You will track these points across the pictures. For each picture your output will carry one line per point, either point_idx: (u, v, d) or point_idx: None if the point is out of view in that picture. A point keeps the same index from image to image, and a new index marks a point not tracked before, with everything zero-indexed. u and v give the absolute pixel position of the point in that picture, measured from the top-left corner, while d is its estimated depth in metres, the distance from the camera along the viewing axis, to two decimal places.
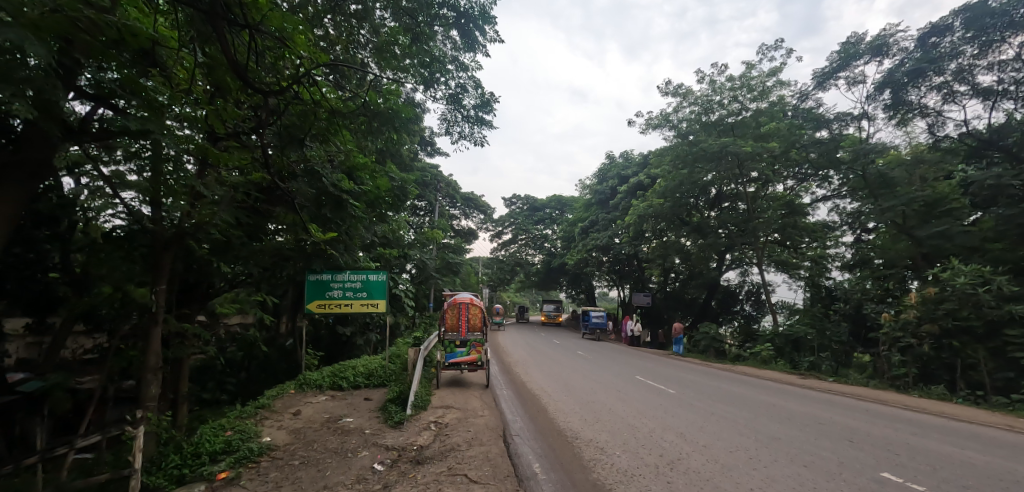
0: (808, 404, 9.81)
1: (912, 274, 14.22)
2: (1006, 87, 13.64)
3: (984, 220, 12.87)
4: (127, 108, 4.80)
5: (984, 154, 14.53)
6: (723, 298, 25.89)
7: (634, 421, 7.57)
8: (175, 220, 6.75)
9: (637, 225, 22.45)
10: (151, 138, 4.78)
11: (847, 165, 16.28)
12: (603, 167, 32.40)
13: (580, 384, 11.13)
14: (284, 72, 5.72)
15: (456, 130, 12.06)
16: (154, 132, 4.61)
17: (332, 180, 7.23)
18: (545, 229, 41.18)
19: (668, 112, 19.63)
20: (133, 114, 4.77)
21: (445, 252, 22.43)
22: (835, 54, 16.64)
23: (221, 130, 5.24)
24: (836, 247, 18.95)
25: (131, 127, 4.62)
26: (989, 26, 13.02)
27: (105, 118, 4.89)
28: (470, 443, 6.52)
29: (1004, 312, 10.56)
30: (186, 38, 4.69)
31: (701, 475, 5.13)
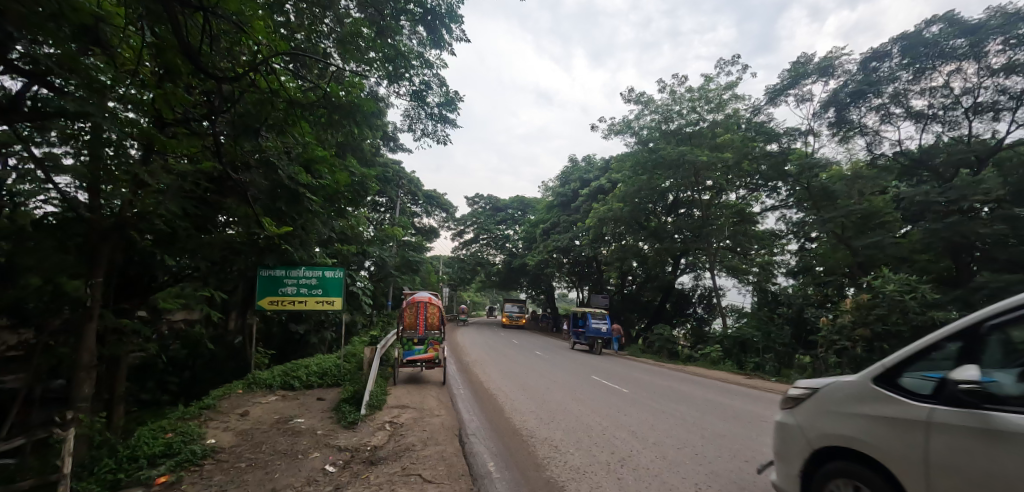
0: (751, 402, 10.34)
1: (849, 281, 15.60)
2: (934, 112, 14.90)
3: (913, 233, 13.95)
4: (64, 87, 4.50)
5: (914, 173, 15.81)
6: (677, 301, 26.71)
7: (588, 421, 7.75)
8: (111, 209, 6.42)
9: (597, 228, 23.23)
10: (92, 121, 4.51)
11: (794, 178, 17.25)
12: (566, 169, 32.87)
13: (538, 384, 11.24)
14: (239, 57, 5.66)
15: (419, 126, 11.92)
16: (94, 115, 4.41)
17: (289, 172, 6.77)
18: (507, 229, 41.26)
19: (630, 119, 20.15)
20: (71, 93, 4.49)
21: (405, 251, 22.10)
22: (786, 73, 17.63)
23: (169, 116, 4.99)
24: (782, 254, 20.03)
25: (67, 108, 4.37)
26: (923, 55, 14.22)
27: (39, 97, 4.57)
28: (425, 443, 6.51)
29: (927, 318, 11.57)
30: (134, 18, 4.46)
31: (650, 471, 5.35)
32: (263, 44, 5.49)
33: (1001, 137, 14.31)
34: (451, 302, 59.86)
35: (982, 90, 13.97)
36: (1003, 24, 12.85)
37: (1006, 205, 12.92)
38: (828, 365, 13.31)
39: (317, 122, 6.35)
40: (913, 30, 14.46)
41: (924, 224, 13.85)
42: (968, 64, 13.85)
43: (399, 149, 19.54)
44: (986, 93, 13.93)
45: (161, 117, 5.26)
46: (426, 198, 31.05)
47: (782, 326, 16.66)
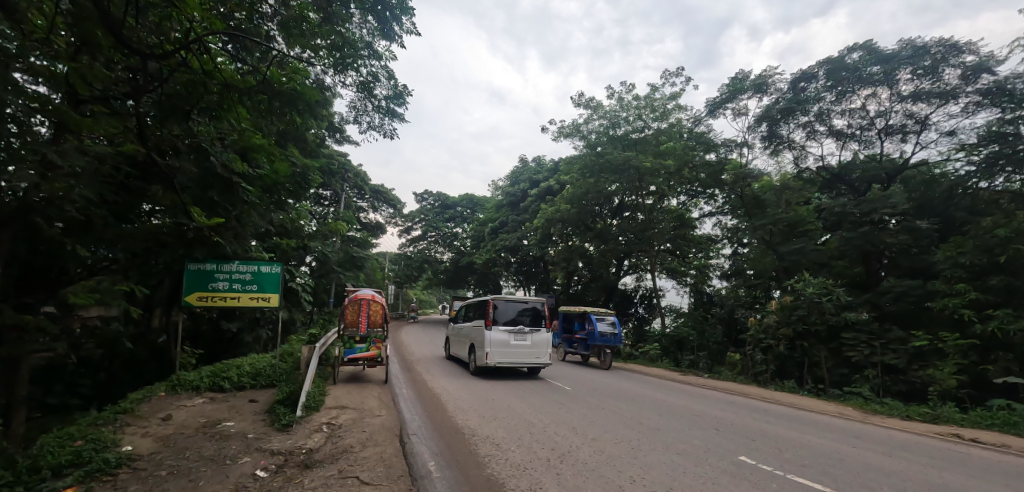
0: (685, 397, 10.85)
1: (775, 284, 16.43)
2: (853, 131, 16.30)
3: (832, 241, 15.19)
4: None
5: (834, 186, 17.24)
6: (621, 300, 27.14)
7: (531, 418, 7.81)
8: None
9: (544, 229, 23.57)
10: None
11: (729, 186, 18.25)
12: (516, 169, 33.05)
13: (484, 384, 11.13)
14: (172, 34, 5.21)
15: (365, 119, 11.51)
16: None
17: (223, 159, 6.15)
18: (456, 227, 40.82)
19: (579, 123, 20.59)
20: None
21: (348, 246, 21.32)
22: (725, 87, 18.69)
23: (84, 92, 4.47)
24: (717, 258, 21.14)
25: None
26: (845, 78, 15.55)
27: None
28: (365, 445, 6.29)
29: (841, 318, 12.66)
30: None
31: (588, 465, 5.46)
32: (199, 22, 5.11)
33: (907, 157, 15.88)
34: (397, 301, 58.39)
35: (893, 114, 15.46)
36: (912, 56, 14.36)
37: (909, 217, 14.39)
38: (756, 362, 14.20)
39: (255, 107, 5.94)
40: (837, 56, 15.79)
41: (840, 233, 15.14)
42: (881, 89, 15.31)
43: (345, 142, 18.83)
44: (896, 116, 15.43)
45: (75, 93, 4.73)
46: (373, 193, 30.12)
47: (715, 325, 17.59)
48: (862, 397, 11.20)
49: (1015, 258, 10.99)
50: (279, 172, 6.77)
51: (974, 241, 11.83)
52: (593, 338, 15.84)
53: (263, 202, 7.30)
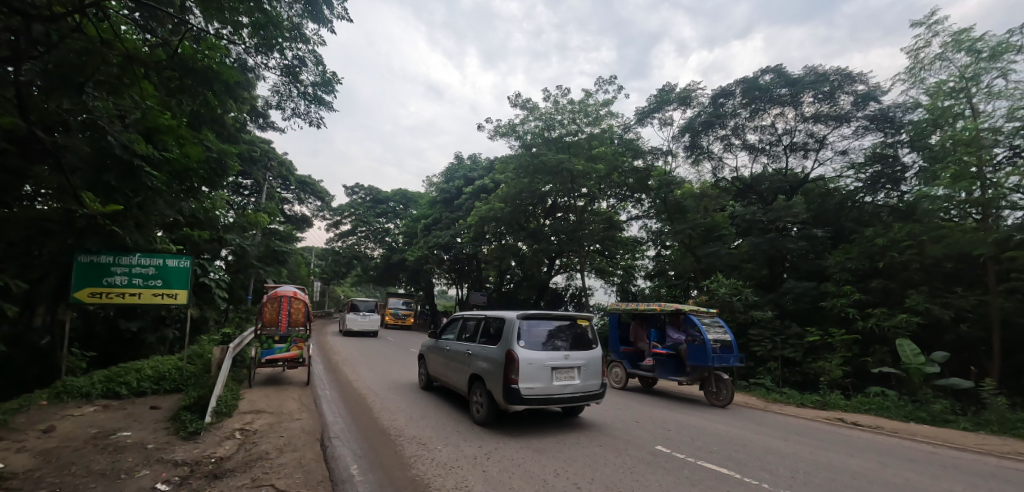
0: (611, 391, 11.10)
1: (693, 284, 17.67)
2: (763, 146, 17.86)
3: (743, 246, 16.50)
4: None
5: (746, 195, 18.75)
6: (552, 299, 27.80)
7: (459, 416, 7.63)
8: None
9: (478, 227, 23.54)
10: None
11: (655, 190, 19.18)
12: (451, 166, 32.66)
13: (412, 383, 10.75)
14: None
15: (289, 105, 10.80)
16: None
17: (121, 138, 5.22)
18: (387, 223, 39.55)
19: (516, 123, 20.79)
20: None
21: (270, 240, 19.94)
22: (653, 97, 19.73)
23: None
24: (642, 259, 22.18)
25: None
26: (757, 97, 17.02)
27: None
28: (282, 450, 5.91)
29: (749, 316, 13.85)
30: None
31: (514, 461, 5.30)
32: None
33: (807, 172, 17.70)
34: (322, 298, 55.43)
35: (797, 132, 17.17)
36: (814, 81, 16.07)
37: (807, 225, 16.05)
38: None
39: (165, 84, 5.47)
40: (751, 76, 17.25)
41: (749, 238, 16.54)
42: (788, 109, 16.92)
43: (268, 129, 17.57)
44: (800, 135, 17.16)
45: None
46: (299, 184, 28.34)
47: None
48: (764, 388, 12.34)
49: (890, 264, 12.65)
50: (190, 156, 5.80)
51: (859, 248, 13.46)
52: (696, 355, 9.93)
53: (171, 188, 6.27)
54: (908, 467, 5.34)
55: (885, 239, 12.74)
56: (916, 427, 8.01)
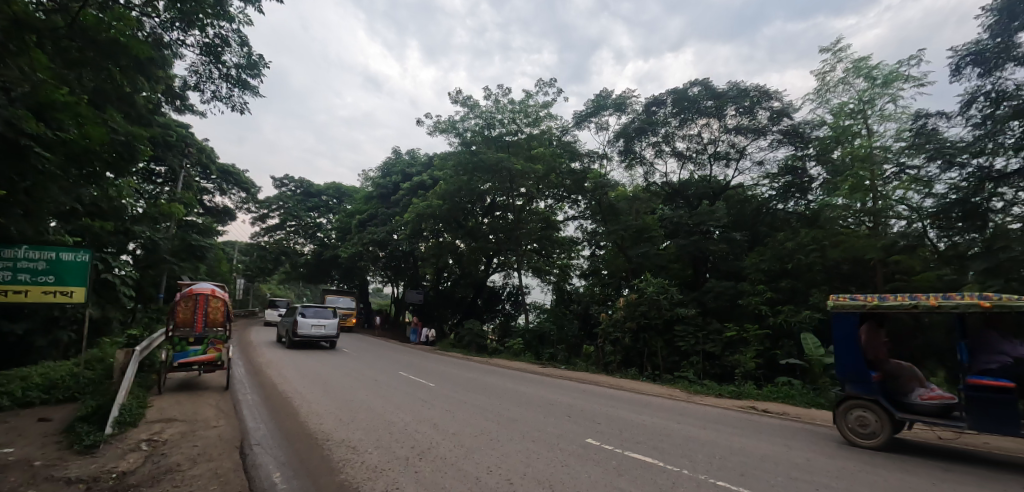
0: (545, 388, 11.21)
1: (624, 283, 18.49)
2: (691, 154, 18.99)
3: (670, 247, 17.51)
4: None
5: (674, 200, 19.86)
6: (489, 297, 27.85)
7: (392, 417, 7.27)
8: None
9: (415, 223, 23.04)
10: None
11: (590, 193, 19.43)
12: (388, 160, 31.73)
13: (341, 385, 10.17)
14: None
15: (208, 87, 9.96)
16: None
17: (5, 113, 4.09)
18: (319, 217, 37.63)
19: (456, 120, 20.62)
20: None
21: (185, 233, 18.32)
22: (590, 102, 20.40)
23: None
24: (577, 259, 22.76)
25: None
26: (686, 108, 18.13)
27: None
28: (196, 461, 5.42)
29: (674, 313, 14.72)
30: None
31: (447, 460, 5.04)
32: None
33: (728, 179, 19.11)
34: (245, 297, 51.73)
35: (720, 142, 18.45)
36: (736, 96, 17.40)
37: (728, 229, 17.29)
38: (606, 353, 15.71)
39: (60, 56, 4.66)
40: (681, 87, 18.34)
41: (677, 240, 17.53)
42: (713, 120, 18.17)
43: (185, 112, 16.12)
44: (722, 145, 18.47)
45: None
46: (220, 173, 26.23)
47: (572, 320, 19.05)
48: (687, 380, 13.16)
49: (796, 266, 13.96)
50: (91, 138, 4.69)
51: (771, 250, 14.74)
52: None
53: (68, 174, 5.21)
54: (810, 448, 5.95)
55: (794, 242, 14.04)
56: (817, 412, 8.91)
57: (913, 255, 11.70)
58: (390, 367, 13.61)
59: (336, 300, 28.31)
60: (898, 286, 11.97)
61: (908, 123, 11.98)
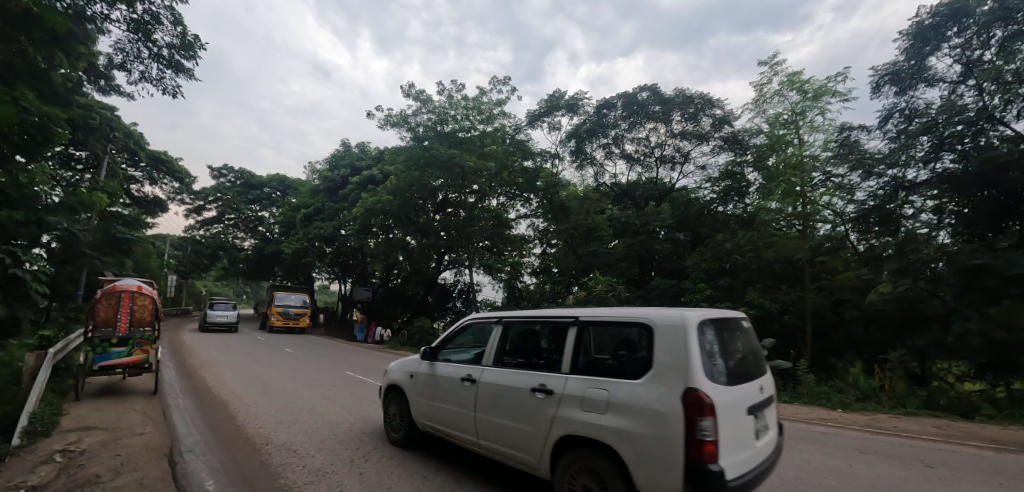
0: None
1: (573, 281, 18.87)
2: (639, 156, 19.63)
3: (618, 246, 18.07)
4: None
5: (623, 200, 20.49)
6: (439, 294, 27.57)
7: (337, 418, 7.01)
8: None
9: (364, 219, 22.39)
10: None
11: (542, 192, 19.70)
12: (337, 153, 30.64)
13: (282, 386, 9.69)
14: None
15: (136, 67, 9.19)
16: None
17: None
18: (261, 210, 35.65)
19: (408, 114, 20.22)
20: None
21: (107, 224, 16.84)
22: (543, 102, 20.63)
23: None
24: (529, 257, 22.94)
25: None
26: (635, 112, 18.74)
27: None
28: (119, 472, 5.02)
29: (620, 310, 15.20)
30: None
31: (394, 460, 4.92)
32: None
33: (673, 182, 19.96)
34: (178, 294, 48.31)
35: (666, 146, 19.21)
36: (682, 102, 18.20)
37: (672, 230, 17.98)
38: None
39: None
40: (631, 92, 18.94)
41: (624, 239, 18.06)
42: (660, 125, 18.89)
43: (110, 93, 14.81)
44: (668, 148, 19.23)
45: None
46: (150, 161, 24.29)
47: None
48: None
49: (734, 265, 14.82)
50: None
51: (712, 251, 15.53)
52: None
53: None
54: None
55: (732, 243, 14.87)
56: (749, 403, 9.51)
57: (836, 256, 12.69)
58: (335, 366, 13.15)
59: (288, 299, 26.67)
60: (823, 285, 12.95)
61: (833, 135, 12.97)
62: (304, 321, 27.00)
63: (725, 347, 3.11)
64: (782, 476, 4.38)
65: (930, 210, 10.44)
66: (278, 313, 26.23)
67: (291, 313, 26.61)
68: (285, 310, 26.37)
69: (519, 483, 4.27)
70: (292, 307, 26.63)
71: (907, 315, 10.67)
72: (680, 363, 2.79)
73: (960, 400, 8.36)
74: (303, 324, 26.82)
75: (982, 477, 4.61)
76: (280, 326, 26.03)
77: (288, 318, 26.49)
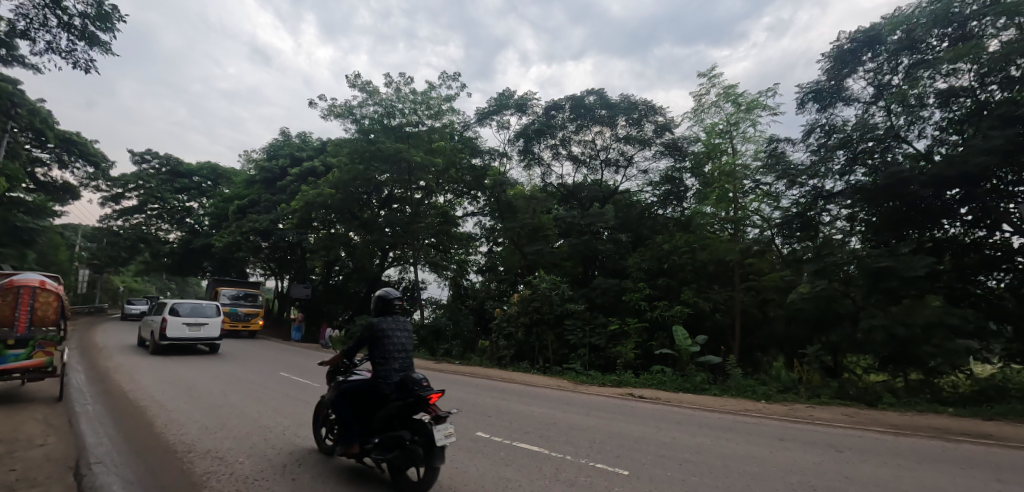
0: (437, 384, 11.07)
1: (519, 279, 19.04)
2: (585, 158, 20.10)
3: (563, 246, 18.42)
4: None
5: (569, 201, 20.90)
6: (383, 292, 26.90)
7: (269, 422, 6.64)
8: None
9: (304, 212, 21.38)
10: None
11: (489, 190, 19.73)
12: (275, 142, 29.04)
13: (210, 389, 9.08)
14: None
15: (40, 37, 8.21)
16: None
17: None
18: (190, 201, 33.19)
19: (353, 105, 19.53)
20: None
21: (4, 211, 15.00)
22: (492, 100, 20.64)
23: None
24: (475, 255, 22.77)
25: None
26: (583, 115, 19.21)
27: None
28: (10, 488, 4.45)
29: (564, 308, 15.51)
30: None
31: (330, 464, 4.73)
32: None
33: (617, 184, 20.57)
34: (91, 291, 44.01)
35: (611, 149, 19.76)
36: (627, 107, 18.84)
37: (616, 230, 18.53)
38: (500, 347, 15.98)
39: None
40: (579, 95, 19.38)
41: (569, 239, 18.43)
42: (605, 129, 19.44)
43: (10, 63, 13.18)
44: (613, 152, 19.78)
45: None
46: (60, 142, 21.91)
47: (468, 315, 19.22)
48: (574, 371, 13.93)
49: (672, 265, 15.53)
50: None
51: (651, 252, 16.21)
52: None
53: None
54: (678, 428, 6.67)
55: (670, 244, 15.60)
56: (683, 396, 10.03)
57: (762, 259, 13.63)
58: (270, 367, 12.48)
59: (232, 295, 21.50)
60: (751, 285, 13.86)
61: (763, 146, 13.91)
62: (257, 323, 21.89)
63: (200, 309, 14.03)
64: (713, 464, 4.65)
65: (845, 217, 11.52)
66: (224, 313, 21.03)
67: (239, 314, 21.54)
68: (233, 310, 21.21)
69: (461, 480, 4.21)
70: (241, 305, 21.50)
71: (822, 313, 11.64)
72: (181, 312, 13.50)
73: (866, 390, 9.25)
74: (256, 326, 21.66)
75: (884, 458, 5.14)
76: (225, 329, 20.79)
77: (238, 319, 21.30)
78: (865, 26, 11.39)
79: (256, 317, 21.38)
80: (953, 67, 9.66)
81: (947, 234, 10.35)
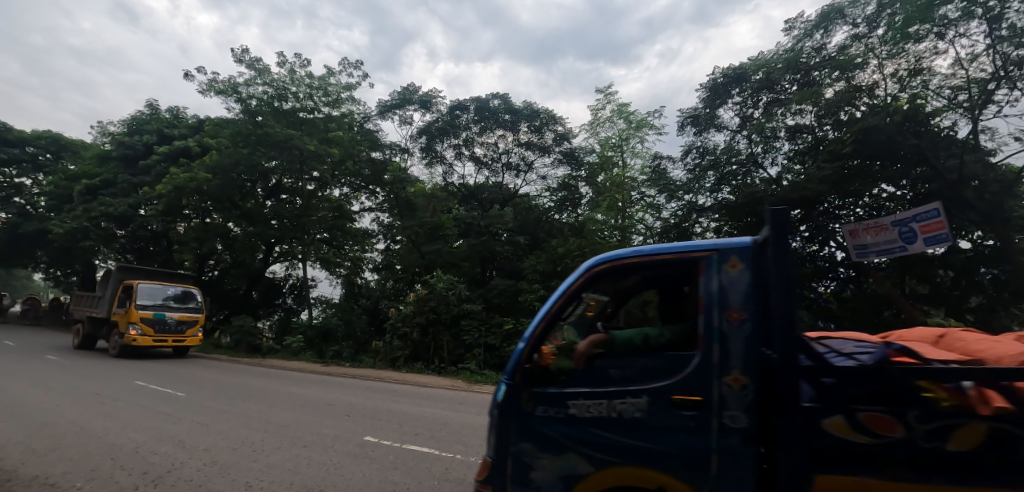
0: (322, 388, 10.39)
1: (416, 279, 18.62)
2: (487, 160, 20.27)
3: (461, 247, 18.41)
4: None
5: (469, 201, 20.93)
6: (266, 290, 24.75)
7: (118, 439, 5.77)
8: None
9: (172, 197, 18.92)
10: None
11: (388, 186, 19.26)
12: (138, 115, 25.21)
13: (36, 404, 7.61)
14: None
15: None
16: None
17: None
18: (19, 176, 27.50)
19: (238, 82, 17.70)
20: None
21: None
22: (396, 94, 20.07)
23: None
24: (371, 253, 21.71)
25: None
26: (486, 117, 19.48)
27: None
28: None
29: (462, 308, 15.59)
30: None
31: (193, 482, 4.25)
32: None
33: (517, 188, 21.01)
34: None
35: (512, 154, 20.18)
36: (529, 114, 19.49)
37: (514, 232, 19.00)
38: (394, 348, 15.45)
39: None
40: (484, 97, 19.63)
41: (468, 240, 18.51)
42: (508, 133, 19.87)
43: None
44: (514, 156, 20.20)
45: None
46: None
47: (361, 315, 18.33)
48: (469, 371, 13.99)
49: (565, 268, 16.26)
50: None
51: (546, 254, 16.88)
52: None
53: None
54: None
55: (564, 248, 16.34)
56: None
57: None
58: (119, 376, 10.73)
59: (159, 293, 14.58)
60: None
61: (648, 162, 15.24)
62: (193, 336, 15.11)
63: None
64: None
65: (713, 230, 12.99)
66: (145, 322, 13.99)
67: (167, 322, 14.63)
68: (159, 317, 14.25)
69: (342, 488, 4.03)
70: (172, 310, 14.56)
71: None
72: None
73: None
74: (192, 339, 14.98)
75: None
76: (146, 346, 14.00)
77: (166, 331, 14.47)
78: (735, 64, 13.01)
79: (194, 328, 14.79)
80: (799, 107, 11.44)
81: (790, 247, 12.15)
